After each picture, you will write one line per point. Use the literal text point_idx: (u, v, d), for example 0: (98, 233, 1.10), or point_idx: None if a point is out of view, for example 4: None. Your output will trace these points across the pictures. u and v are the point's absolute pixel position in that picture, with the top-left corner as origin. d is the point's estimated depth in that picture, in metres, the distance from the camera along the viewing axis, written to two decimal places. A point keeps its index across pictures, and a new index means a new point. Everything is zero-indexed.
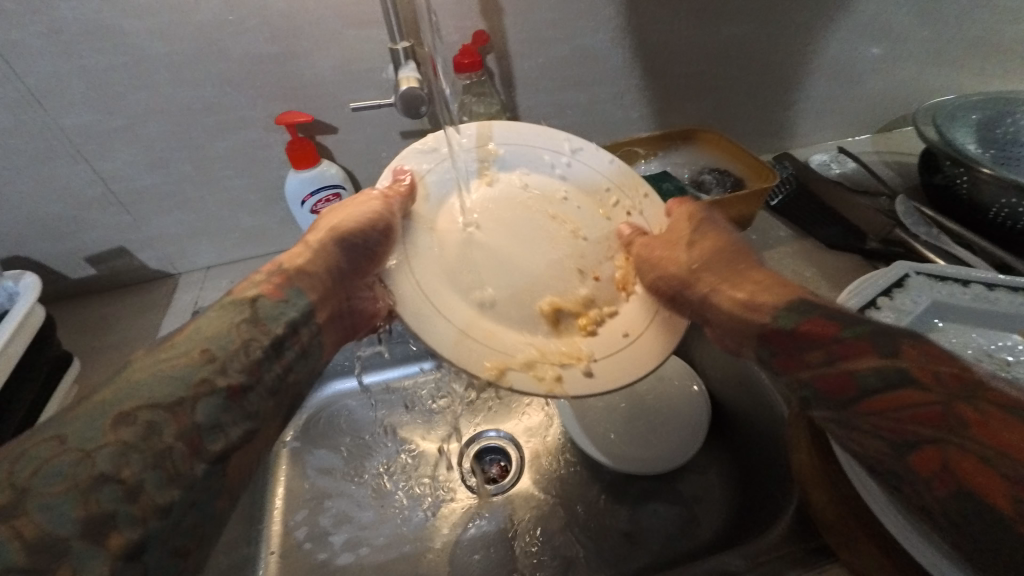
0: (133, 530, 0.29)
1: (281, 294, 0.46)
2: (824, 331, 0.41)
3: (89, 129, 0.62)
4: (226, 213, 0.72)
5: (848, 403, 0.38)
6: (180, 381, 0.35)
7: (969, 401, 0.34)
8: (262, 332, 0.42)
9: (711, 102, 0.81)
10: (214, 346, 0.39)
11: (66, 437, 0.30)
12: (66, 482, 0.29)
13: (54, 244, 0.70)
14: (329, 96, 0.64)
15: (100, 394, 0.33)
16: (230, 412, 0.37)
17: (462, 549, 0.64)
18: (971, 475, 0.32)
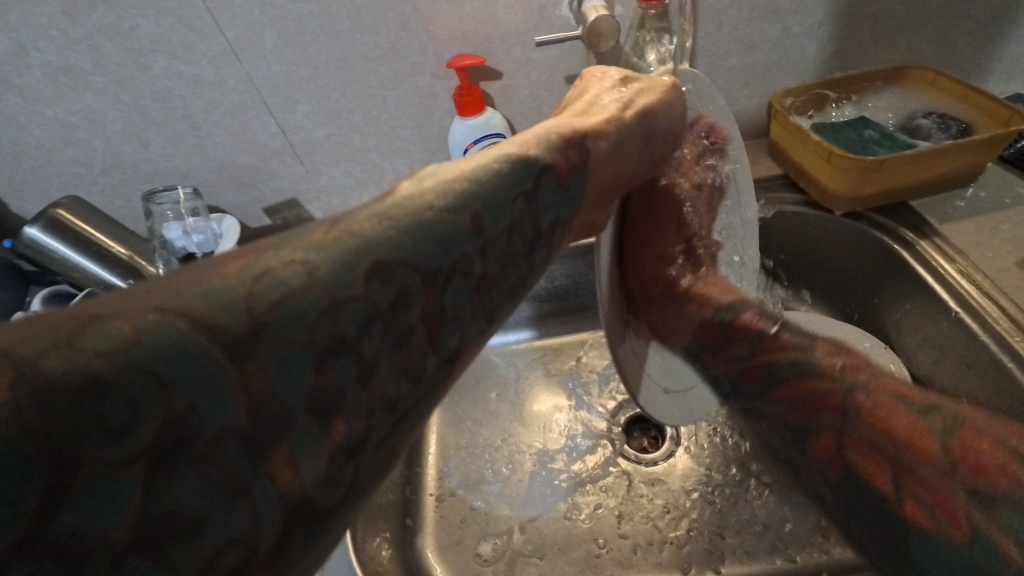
0: (360, 420, 0.22)
1: (568, 182, 0.35)
2: (752, 327, 0.47)
3: (277, 79, 0.65)
4: (388, 165, 0.74)
5: (765, 392, 0.45)
6: (446, 248, 0.26)
7: (864, 393, 0.41)
8: (531, 221, 0.31)
9: (933, 31, 0.67)
10: (491, 218, 0.29)
11: (315, 271, 0.22)
12: (308, 333, 0.21)
13: (241, 194, 0.76)
14: (499, 37, 0.62)
15: (357, 224, 0.25)
16: (472, 306, 0.28)
17: (613, 517, 0.61)
18: (862, 459, 0.39)
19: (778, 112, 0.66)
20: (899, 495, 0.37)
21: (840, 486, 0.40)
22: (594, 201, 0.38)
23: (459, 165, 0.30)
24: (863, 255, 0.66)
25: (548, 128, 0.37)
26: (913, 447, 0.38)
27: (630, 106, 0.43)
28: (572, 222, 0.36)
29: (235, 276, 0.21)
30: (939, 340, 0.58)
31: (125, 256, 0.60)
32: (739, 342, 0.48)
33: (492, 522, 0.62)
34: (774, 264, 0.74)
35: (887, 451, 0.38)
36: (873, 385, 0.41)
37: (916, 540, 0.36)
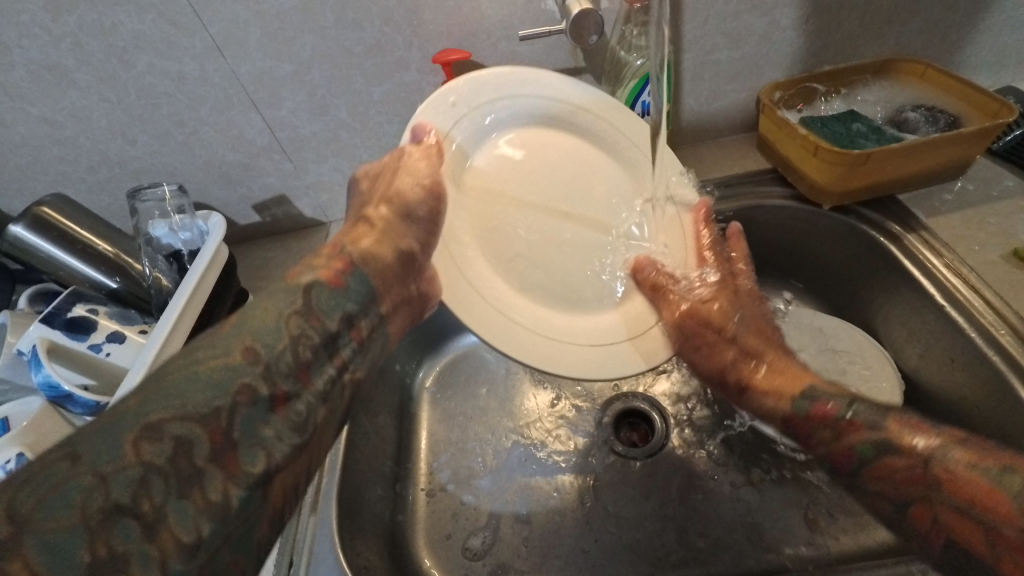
0: (154, 569, 0.27)
1: (340, 283, 0.44)
2: (827, 413, 0.48)
3: (262, 75, 0.64)
4: (376, 160, 0.73)
5: (855, 471, 0.46)
6: (223, 387, 0.33)
7: (941, 464, 0.41)
8: (317, 326, 0.40)
9: (922, 23, 0.66)
10: (260, 342, 0.37)
11: (77, 457, 0.28)
12: (73, 514, 0.26)
13: (229, 191, 0.75)
14: (485, 32, 0.61)
15: (153, 407, 0.30)
16: (274, 423, 0.35)
17: (603, 510, 0.61)
18: (960, 532, 0.40)
19: (768, 107, 0.66)
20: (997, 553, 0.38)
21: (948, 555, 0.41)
22: (387, 286, 0.48)
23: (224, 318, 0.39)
24: (852, 249, 0.66)
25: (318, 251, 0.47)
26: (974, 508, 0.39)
27: (383, 199, 0.53)
28: (371, 308, 0.46)
29: (19, 491, 0.26)
30: (926, 335, 0.58)
31: (110, 254, 0.59)
32: (820, 424, 0.48)
33: (481, 517, 0.62)
34: (762, 256, 0.73)
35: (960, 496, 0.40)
36: (950, 451, 0.41)
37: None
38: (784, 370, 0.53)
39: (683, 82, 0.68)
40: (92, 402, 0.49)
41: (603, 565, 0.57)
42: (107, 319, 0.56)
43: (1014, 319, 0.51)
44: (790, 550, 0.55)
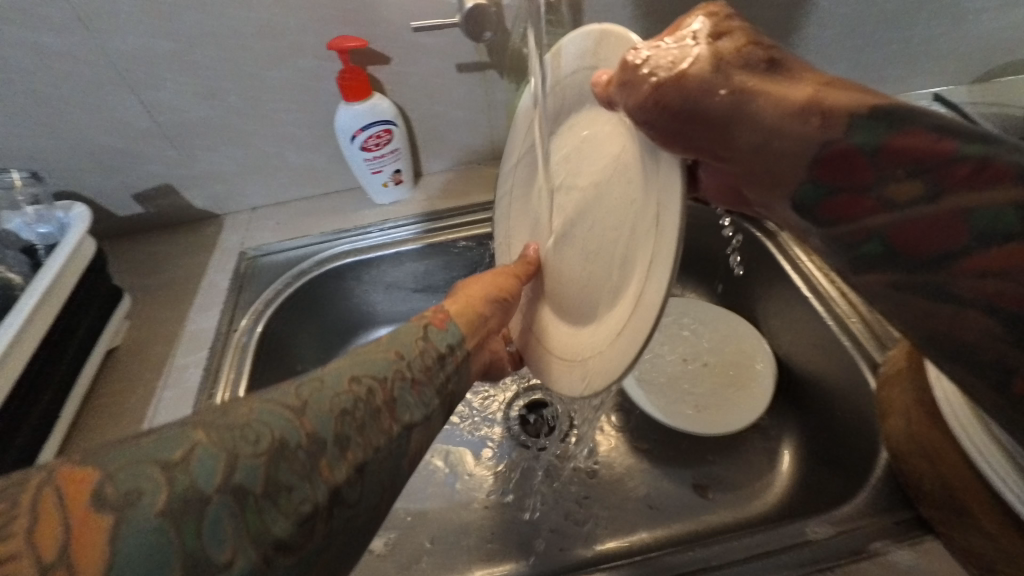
0: (361, 450, 0.30)
1: (445, 326, 0.45)
2: (942, 148, 0.26)
3: (138, 53, 0.58)
4: (274, 150, 0.69)
5: (941, 262, 0.27)
6: (381, 366, 0.36)
7: None
8: (434, 348, 0.41)
9: (798, 39, 0.73)
10: (403, 349, 0.39)
11: (312, 381, 0.32)
12: (329, 404, 0.31)
13: (104, 179, 0.68)
14: (385, 20, 0.59)
15: (335, 364, 0.35)
16: (414, 397, 0.36)
17: (505, 501, 0.62)
18: None
19: None
20: None
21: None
22: (475, 334, 0.47)
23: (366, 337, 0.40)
24: (737, 246, 0.71)
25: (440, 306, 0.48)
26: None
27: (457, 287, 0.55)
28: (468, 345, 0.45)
29: (290, 388, 0.31)
30: (794, 321, 0.64)
31: None
32: (888, 171, 0.28)
33: (387, 518, 0.61)
34: None
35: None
36: None
37: None
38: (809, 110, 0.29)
39: None
40: None
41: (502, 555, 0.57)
42: None
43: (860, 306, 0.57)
44: (683, 524, 0.58)
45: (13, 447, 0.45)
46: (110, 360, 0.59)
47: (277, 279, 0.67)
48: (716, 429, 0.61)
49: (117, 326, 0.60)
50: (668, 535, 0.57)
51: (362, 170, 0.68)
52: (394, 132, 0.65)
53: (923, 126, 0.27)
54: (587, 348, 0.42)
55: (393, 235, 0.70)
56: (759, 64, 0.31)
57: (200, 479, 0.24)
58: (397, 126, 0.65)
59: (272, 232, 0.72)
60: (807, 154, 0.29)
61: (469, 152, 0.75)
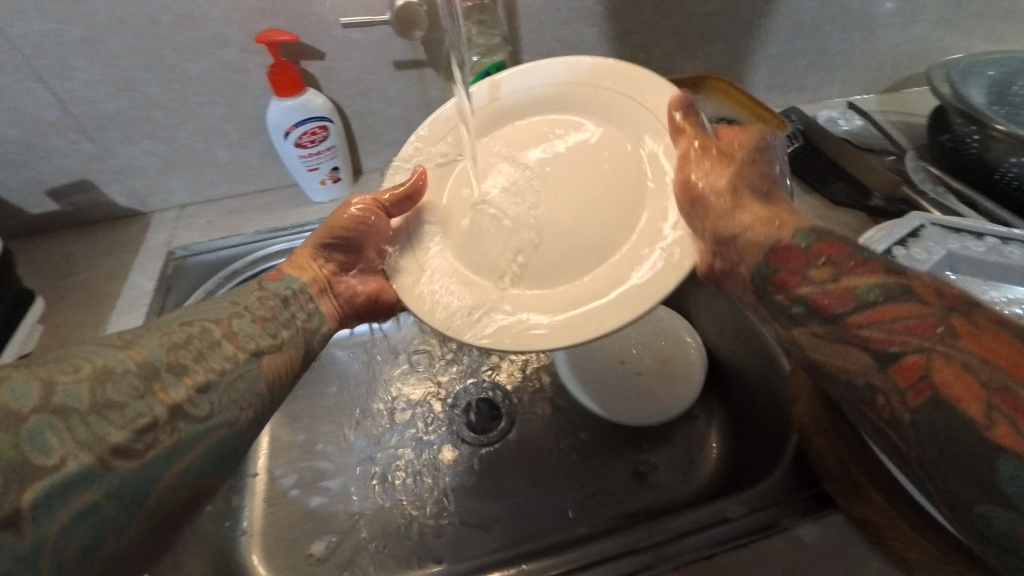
0: (201, 374, 0.40)
1: (280, 277, 0.50)
2: (841, 251, 0.36)
3: (42, 40, 0.55)
4: (200, 145, 0.67)
5: (836, 317, 0.34)
6: (220, 311, 0.45)
7: (970, 320, 0.30)
8: (273, 293, 0.48)
9: (723, 47, 0.76)
10: (239, 297, 0.47)
11: (149, 326, 0.41)
12: (161, 338, 0.40)
13: (9, 174, 0.64)
14: (315, 15, 0.58)
15: (168, 316, 0.44)
16: (257, 329, 0.45)
17: (447, 497, 0.62)
18: (949, 382, 0.29)
19: None
20: (993, 415, 0.27)
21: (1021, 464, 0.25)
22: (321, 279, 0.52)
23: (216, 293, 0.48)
24: None
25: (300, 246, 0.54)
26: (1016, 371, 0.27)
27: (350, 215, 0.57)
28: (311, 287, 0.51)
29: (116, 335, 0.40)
30: (723, 314, 0.67)
31: None
32: (813, 259, 0.36)
33: (326, 520, 0.60)
34: None
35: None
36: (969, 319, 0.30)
37: (1003, 473, 0.26)
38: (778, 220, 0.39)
39: None
40: None
41: (444, 552, 0.58)
42: None
43: None
44: (620, 512, 0.60)
45: None
46: None
47: (208, 279, 0.64)
48: (642, 421, 0.65)
49: (26, 333, 0.56)
50: (607, 524, 0.59)
51: (297, 167, 0.66)
52: (330, 129, 0.64)
53: (843, 241, 0.36)
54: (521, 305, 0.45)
55: None
56: (762, 189, 0.43)
57: (15, 400, 0.32)
58: (332, 123, 0.64)
59: (200, 231, 0.69)
60: (765, 246, 0.39)
61: None
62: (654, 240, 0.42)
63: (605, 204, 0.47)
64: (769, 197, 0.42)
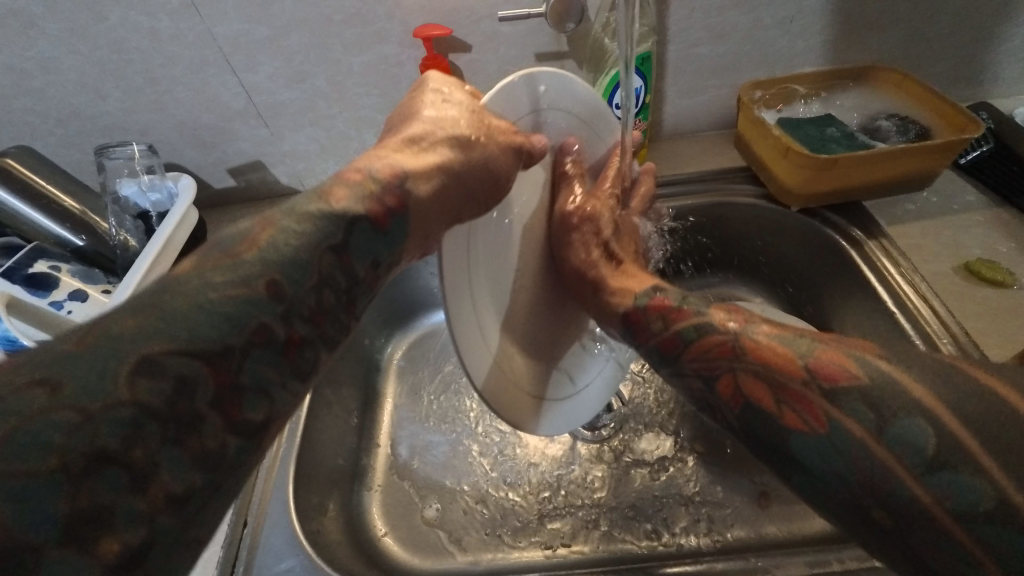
0: (140, 529, 0.23)
1: (386, 225, 0.34)
2: (663, 305, 0.42)
3: (238, 37, 0.63)
4: (353, 133, 0.73)
5: (676, 359, 0.39)
6: (236, 322, 0.27)
7: (750, 334, 0.37)
8: (343, 269, 0.32)
9: (901, 34, 0.67)
10: (290, 279, 0.29)
11: (61, 388, 0.22)
12: (51, 460, 0.21)
13: (203, 153, 0.74)
14: (467, 9, 0.61)
15: (121, 323, 0.25)
16: (277, 373, 0.28)
17: (552, 488, 0.63)
18: (752, 390, 0.35)
19: (744, 107, 0.68)
20: (782, 407, 0.33)
21: (801, 441, 0.32)
22: (419, 240, 0.38)
23: (251, 227, 0.31)
24: (814, 251, 0.67)
25: (365, 169, 0.36)
26: (784, 367, 0.34)
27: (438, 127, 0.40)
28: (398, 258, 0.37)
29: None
30: (877, 338, 0.60)
31: (76, 211, 0.57)
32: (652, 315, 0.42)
33: (439, 490, 0.64)
34: (730, 254, 0.75)
35: (792, 348, 0.35)
36: (755, 326, 0.38)
37: (798, 448, 0.32)
38: (630, 280, 0.47)
39: (666, 74, 0.68)
40: None
41: (546, 543, 0.58)
42: (70, 277, 0.56)
43: (954, 328, 0.53)
44: (735, 533, 0.57)
45: None
46: None
47: None
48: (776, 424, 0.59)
49: None
50: (718, 544, 0.56)
51: None
52: None
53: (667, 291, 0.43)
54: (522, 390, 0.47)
55: None
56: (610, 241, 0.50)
57: None
58: None
59: None
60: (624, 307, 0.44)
61: None
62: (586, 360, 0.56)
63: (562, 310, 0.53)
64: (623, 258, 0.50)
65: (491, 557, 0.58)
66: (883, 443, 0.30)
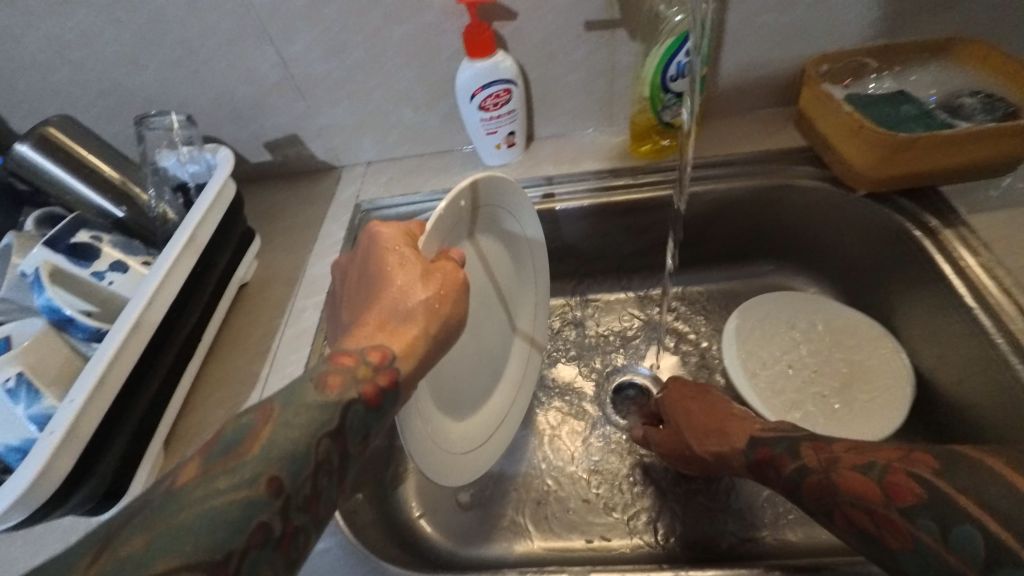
0: None
1: (378, 402, 0.36)
2: (765, 452, 0.46)
3: (276, 5, 0.61)
4: (391, 107, 0.70)
5: (797, 499, 0.43)
6: (235, 527, 0.28)
7: (834, 470, 0.41)
8: (339, 451, 0.34)
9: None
10: (285, 472, 0.31)
11: None
12: None
13: (240, 127, 0.73)
14: None
15: (128, 544, 0.26)
16: (277, 564, 0.30)
17: (585, 476, 0.62)
18: (859, 521, 0.38)
19: (810, 81, 0.63)
20: (882, 532, 0.37)
21: (910, 560, 0.35)
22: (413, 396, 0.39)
23: (252, 419, 0.33)
24: (875, 243, 0.63)
25: (358, 354, 0.37)
26: (868, 495, 0.38)
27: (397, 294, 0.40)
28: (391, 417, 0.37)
29: None
30: (947, 335, 0.56)
31: (116, 181, 0.57)
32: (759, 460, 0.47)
33: None
34: (785, 242, 0.71)
35: (868, 475, 0.39)
36: (837, 462, 0.41)
37: (908, 567, 0.36)
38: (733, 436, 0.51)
39: (725, 46, 0.64)
40: (93, 328, 0.47)
41: (574, 530, 0.58)
42: (111, 248, 0.52)
43: None
44: (777, 537, 0.55)
45: (165, 361, 0.50)
46: (241, 295, 0.64)
47: None
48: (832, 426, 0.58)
49: (247, 265, 0.64)
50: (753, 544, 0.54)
51: (476, 131, 0.66)
52: (513, 92, 0.63)
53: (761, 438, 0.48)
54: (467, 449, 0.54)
55: None
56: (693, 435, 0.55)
57: None
58: (515, 88, 0.63)
59: (383, 187, 0.74)
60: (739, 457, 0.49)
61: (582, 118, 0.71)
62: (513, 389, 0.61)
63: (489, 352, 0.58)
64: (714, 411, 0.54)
65: (526, 547, 0.57)
66: (950, 549, 0.33)
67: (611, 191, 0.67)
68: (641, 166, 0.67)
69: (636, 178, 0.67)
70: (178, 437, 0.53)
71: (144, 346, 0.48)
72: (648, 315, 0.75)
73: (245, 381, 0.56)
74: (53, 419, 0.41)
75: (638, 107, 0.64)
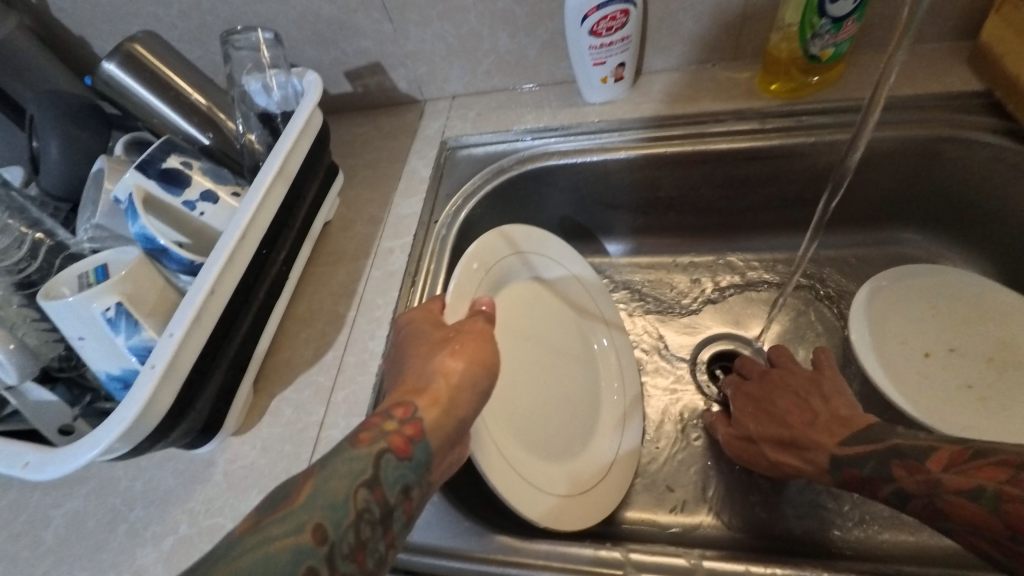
0: None
1: (409, 450, 0.33)
2: (852, 474, 0.41)
3: None
4: (487, 31, 0.63)
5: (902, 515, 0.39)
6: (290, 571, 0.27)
7: (936, 497, 0.36)
8: (379, 502, 0.31)
9: None
10: (330, 519, 0.29)
11: None
12: None
13: (322, 52, 0.68)
14: None
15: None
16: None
17: (675, 447, 0.58)
18: (979, 545, 0.34)
19: (1007, 4, 0.50)
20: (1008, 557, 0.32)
21: None
22: (449, 452, 0.36)
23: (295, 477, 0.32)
24: None
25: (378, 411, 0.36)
26: (983, 524, 0.33)
27: (422, 344, 0.41)
28: (431, 478, 0.35)
29: None
30: None
31: (202, 106, 0.54)
32: (846, 478, 0.42)
33: None
34: (933, 206, 0.61)
35: (978, 502, 0.33)
36: (937, 484, 0.36)
37: None
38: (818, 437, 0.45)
39: None
40: (187, 260, 0.45)
41: (658, 504, 0.55)
42: (201, 175, 0.49)
43: None
44: (888, 536, 0.50)
45: (256, 297, 0.49)
46: (324, 233, 0.62)
47: (477, 172, 0.63)
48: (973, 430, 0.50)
49: (331, 207, 0.61)
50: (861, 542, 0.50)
51: (582, 59, 0.58)
52: (631, 14, 0.54)
53: (838, 454, 0.42)
54: (558, 486, 0.48)
55: (602, 140, 0.61)
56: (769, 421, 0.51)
57: None
58: (634, 8, 0.54)
59: (471, 122, 0.68)
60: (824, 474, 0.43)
61: (702, 48, 0.61)
62: (618, 405, 0.57)
63: (561, 380, 0.55)
64: (783, 408, 0.50)
65: (634, 518, 0.54)
66: None
67: (731, 136, 0.58)
68: (770, 108, 0.57)
69: (762, 125, 0.57)
70: (264, 376, 0.52)
71: (238, 280, 0.45)
72: (759, 280, 0.68)
73: (330, 323, 0.54)
74: (154, 352, 0.39)
75: (784, 34, 0.54)
